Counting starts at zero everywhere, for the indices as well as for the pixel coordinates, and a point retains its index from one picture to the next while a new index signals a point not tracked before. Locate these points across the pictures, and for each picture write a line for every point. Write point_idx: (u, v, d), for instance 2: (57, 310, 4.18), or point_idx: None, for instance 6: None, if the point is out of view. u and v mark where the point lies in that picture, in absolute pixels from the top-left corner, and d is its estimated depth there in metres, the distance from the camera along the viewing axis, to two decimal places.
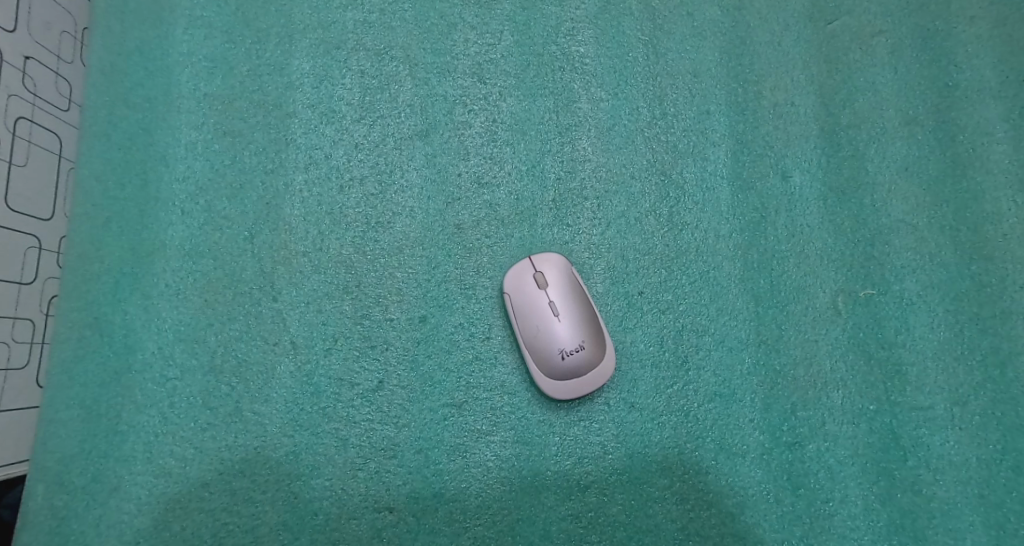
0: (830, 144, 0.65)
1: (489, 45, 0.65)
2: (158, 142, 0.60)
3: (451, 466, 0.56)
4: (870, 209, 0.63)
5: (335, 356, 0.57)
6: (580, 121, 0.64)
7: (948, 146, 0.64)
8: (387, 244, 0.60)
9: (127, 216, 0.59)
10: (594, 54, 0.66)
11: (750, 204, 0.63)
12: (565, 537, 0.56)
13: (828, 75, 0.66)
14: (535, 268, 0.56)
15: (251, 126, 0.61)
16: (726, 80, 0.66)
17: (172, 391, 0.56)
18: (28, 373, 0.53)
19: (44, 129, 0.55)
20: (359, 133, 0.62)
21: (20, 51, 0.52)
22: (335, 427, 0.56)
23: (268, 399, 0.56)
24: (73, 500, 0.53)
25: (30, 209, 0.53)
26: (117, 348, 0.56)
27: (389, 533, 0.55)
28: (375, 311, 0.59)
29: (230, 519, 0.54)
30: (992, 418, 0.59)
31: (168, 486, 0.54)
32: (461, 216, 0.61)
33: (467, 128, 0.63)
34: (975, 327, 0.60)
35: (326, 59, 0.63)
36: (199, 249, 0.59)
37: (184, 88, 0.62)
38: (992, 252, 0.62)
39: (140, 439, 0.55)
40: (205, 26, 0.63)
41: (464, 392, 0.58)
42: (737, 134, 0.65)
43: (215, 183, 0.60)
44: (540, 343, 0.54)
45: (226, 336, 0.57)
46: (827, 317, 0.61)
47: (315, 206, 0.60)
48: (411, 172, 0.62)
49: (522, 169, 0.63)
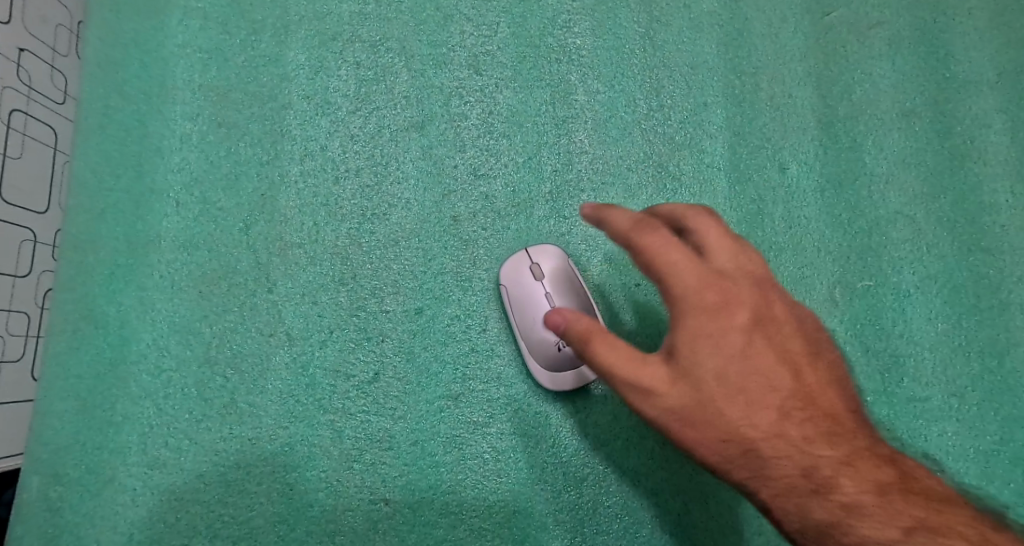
0: (828, 136, 0.65)
1: (487, 37, 0.65)
2: (154, 134, 0.60)
3: (447, 457, 0.56)
4: (868, 200, 0.63)
5: (331, 347, 0.57)
6: (577, 113, 0.64)
7: (946, 137, 0.64)
8: (384, 235, 0.60)
9: (123, 207, 0.58)
10: (591, 45, 0.65)
11: (747, 196, 0.63)
12: (562, 529, 0.56)
13: (826, 66, 0.66)
14: (531, 258, 0.56)
15: (247, 117, 0.61)
16: (724, 71, 0.66)
17: (168, 382, 0.56)
18: (23, 366, 0.53)
19: (39, 121, 0.55)
20: (355, 124, 0.62)
21: (15, 43, 0.51)
22: (332, 419, 0.56)
23: (264, 390, 0.56)
24: (68, 492, 0.53)
25: (25, 202, 0.52)
26: (112, 340, 0.56)
27: (385, 524, 0.55)
28: (371, 302, 0.58)
29: (225, 511, 0.54)
30: (990, 409, 0.59)
31: (163, 477, 0.54)
32: (458, 207, 0.61)
33: (463, 120, 0.63)
34: (972, 319, 0.61)
35: (322, 51, 0.63)
36: (194, 240, 0.58)
37: (180, 80, 0.61)
38: (990, 243, 0.62)
39: (135, 431, 0.54)
40: (201, 18, 0.63)
41: (461, 383, 0.57)
42: (735, 126, 0.65)
43: (211, 175, 0.60)
44: (536, 335, 0.54)
45: (221, 327, 0.57)
46: (824, 308, 0.61)
47: (311, 198, 0.60)
48: (408, 164, 0.62)
49: (518, 161, 0.63)
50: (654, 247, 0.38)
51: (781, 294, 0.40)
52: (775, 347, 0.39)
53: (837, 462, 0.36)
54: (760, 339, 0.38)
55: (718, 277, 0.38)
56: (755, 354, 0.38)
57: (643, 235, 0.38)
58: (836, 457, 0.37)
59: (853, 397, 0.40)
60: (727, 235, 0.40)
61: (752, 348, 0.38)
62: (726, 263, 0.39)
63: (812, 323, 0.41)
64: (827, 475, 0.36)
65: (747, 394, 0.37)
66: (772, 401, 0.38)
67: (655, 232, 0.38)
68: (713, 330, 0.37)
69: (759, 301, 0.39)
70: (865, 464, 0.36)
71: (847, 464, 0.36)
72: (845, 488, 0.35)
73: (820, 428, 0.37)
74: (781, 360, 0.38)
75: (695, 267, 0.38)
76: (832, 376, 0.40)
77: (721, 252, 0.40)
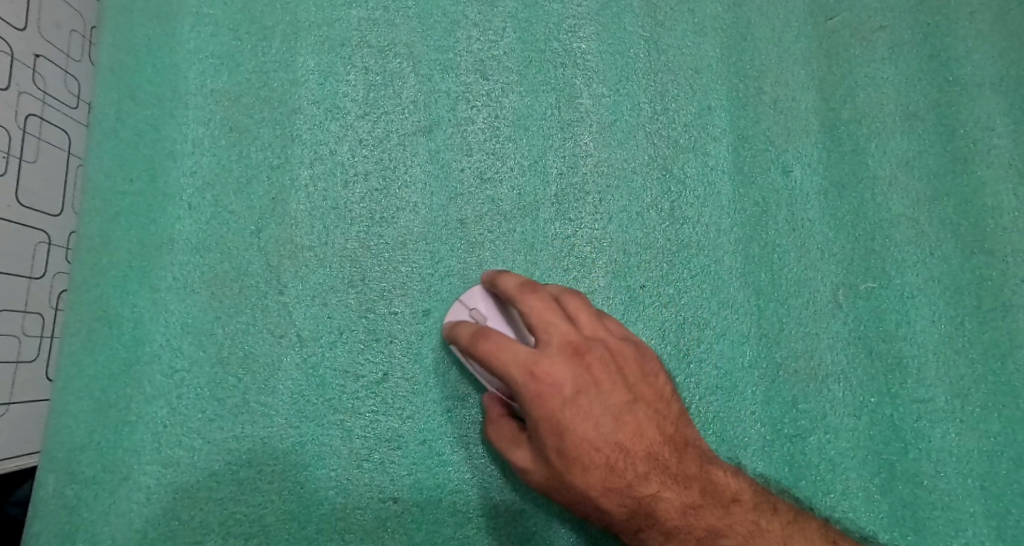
0: (831, 139, 0.65)
1: (492, 42, 0.66)
2: (166, 138, 0.61)
3: (454, 457, 0.57)
4: (871, 203, 0.64)
5: (341, 348, 0.58)
6: (582, 117, 0.65)
7: (949, 140, 0.65)
8: (391, 238, 0.61)
9: (136, 210, 0.59)
10: (596, 50, 0.66)
11: (751, 198, 0.64)
12: (568, 528, 0.57)
13: (828, 70, 0.67)
14: (467, 306, 0.54)
15: (257, 122, 0.62)
16: (727, 76, 0.66)
17: (181, 382, 0.57)
18: (37, 366, 0.54)
19: (53, 126, 0.56)
20: (364, 129, 0.63)
21: (30, 49, 0.52)
22: (341, 419, 0.57)
23: (275, 390, 0.57)
24: (83, 489, 0.54)
25: (40, 206, 0.54)
26: (126, 340, 0.57)
27: (394, 523, 0.55)
28: (380, 304, 0.59)
29: (238, 508, 0.55)
30: (993, 410, 0.59)
31: (176, 475, 0.55)
32: (464, 210, 0.62)
33: (470, 124, 0.64)
34: (975, 321, 0.61)
35: (331, 56, 0.64)
36: (206, 242, 0.59)
37: (191, 85, 0.62)
38: (993, 246, 0.63)
39: (149, 430, 0.55)
40: (212, 24, 0.64)
41: (467, 384, 0.58)
42: (739, 129, 0.65)
43: (222, 178, 0.61)
44: (488, 380, 0.53)
45: (233, 328, 0.58)
46: (827, 310, 0.61)
47: (321, 201, 0.61)
48: (416, 167, 0.62)
49: (524, 164, 0.63)
50: (490, 346, 0.46)
51: (599, 356, 0.47)
52: (599, 407, 0.46)
53: (653, 495, 0.46)
54: (586, 406, 0.45)
55: (542, 358, 0.45)
56: (582, 420, 0.45)
57: (480, 342, 0.47)
58: (645, 478, 0.46)
59: (670, 423, 0.48)
60: (548, 309, 0.47)
61: (580, 417, 0.45)
62: (548, 340, 0.46)
63: (630, 368, 0.48)
64: (639, 494, 0.46)
65: (582, 456, 0.45)
66: (603, 453, 0.45)
67: (486, 340, 0.46)
68: (544, 411, 0.44)
69: (579, 372, 0.45)
70: (662, 478, 0.47)
71: (651, 481, 0.46)
72: (649, 499, 0.46)
73: (636, 463, 0.46)
74: (605, 416, 0.46)
75: (522, 355, 0.45)
76: (649, 410, 0.48)
77: (544, 328, 0.47)
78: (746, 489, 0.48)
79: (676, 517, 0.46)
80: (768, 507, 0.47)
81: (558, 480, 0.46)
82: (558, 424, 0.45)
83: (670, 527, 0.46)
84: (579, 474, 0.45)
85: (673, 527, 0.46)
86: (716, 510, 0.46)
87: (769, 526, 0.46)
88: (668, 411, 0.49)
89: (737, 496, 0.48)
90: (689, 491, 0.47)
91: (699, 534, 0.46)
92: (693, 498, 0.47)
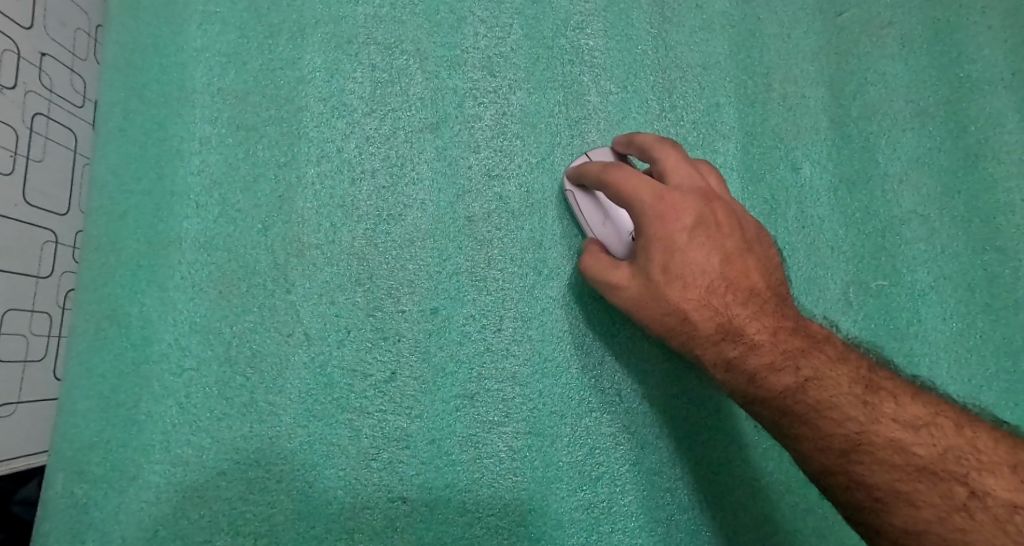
0: (840, 136, 0.65)
1: (499, 39, 0.65)
2: (173, 137, 0.61)
3: (464, 456, 0.57)
4: (882, 200, 0.63)
5: (348, 347, 0.58)
6: (590, 114, 0.64)
7: (960, 137, 0.64)
8: (399, 236, 0.60)
9: (143, 208, 0.59)
10: (603, 47, 0.66)
11: (761, 196, 0.63)
12: (577, 528, 0.57)
13: (838, 66, 0.66)
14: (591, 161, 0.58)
15: (264, 120, 0.62)
16: (736, 72, 0.66)
17: (189, 381, 0.56)
18: (45, 366, 0.53)
19: (61, 125, 0.55)
20: (370, 126, 0.63)
21: (37, 47, 0.52)
22: (349, 419, 0.57)
23: (282, 389, 0.57)
24: (93, 488, 0.54)
25: (48, 205, 0.53)
26: (134, 339, 0.56)
27: (403, 523, 0.55)
28: (388, 303, 0.59)
29: (247, 508, 0.55)
30: (1005, 409, 0.59)
31: (185, 475, 0.55)
32: (472, 209, 0.62)
33: (477, 122, 0.63)
34: (986, 319, 0.61)
35: (338, 53, 0.64)
36: (214, 241, 0.59)
37: (198, 83, 0.62)
38: (1005, 243, 0.62)
39: (158, 429, 0.55)
40: (218, 22, 0.63)
41: (475, 383, 0.58)
42: (748, 126, 0.65)
43: (229, 176, 0.60)
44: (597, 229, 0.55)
45: (240, 327, 0.58)
46: (838, 308, 0.61)
47: (328, 200, 0.61)
48: (423, 165, 0.62)
49: (532, 162, 0.63)
50: (621, 176, 0.48)
51: (726, 206, 0.47)
52: (714, 243, 0.46)
53: (748, 318, 0.45)
54: (704, 239, 0.45)
55: (673, 190, 0.46)
56: (697, 248, 0.45)
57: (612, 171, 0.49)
58: (743, 305, 0.45)
59: (777, 276, 0.48)
60: (684, 159, 0.49)
61: (695, 244, 0.45)
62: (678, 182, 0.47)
63: (748, 224, 0.48)
64: (733, 318, 0.45)
65: (686, 276, 0.45)
66: (709, 277, 0.45)
67: (619, 169, 0.48)
68: (662, 228, 0.45)
69: (705, 209, 0.46)
70: (759, 309, 0.46)
71: (749, 309, 0.45)
72: (742, 321, 0.45)
73: (737, 292, 0.46)
74: (718, 251, 0.46)
75: (653, 184, 0.46)
76: (759, 261, 0.47)
77: (676, 173, 0.48)
78: (837, 335, 0.46)
79: (764, 337, 0.45)
80: (855, 352, 0.45)
81: (653, 297, 0.46)
82: (671, 243, 0.45)
83: (753, 341, 0.45)
84: (679, 288, 0.45)
85: (758, 345, 0.44)
86: (805, 340, 0.45)
87: (855, 359, 0.44)
88: (777, 271, 0.48)
89: (828, 337, 0.46)
90: (783, 324, 0.45)
91: (785, 351, 0.44)
92: (786, 328, 0.45)
